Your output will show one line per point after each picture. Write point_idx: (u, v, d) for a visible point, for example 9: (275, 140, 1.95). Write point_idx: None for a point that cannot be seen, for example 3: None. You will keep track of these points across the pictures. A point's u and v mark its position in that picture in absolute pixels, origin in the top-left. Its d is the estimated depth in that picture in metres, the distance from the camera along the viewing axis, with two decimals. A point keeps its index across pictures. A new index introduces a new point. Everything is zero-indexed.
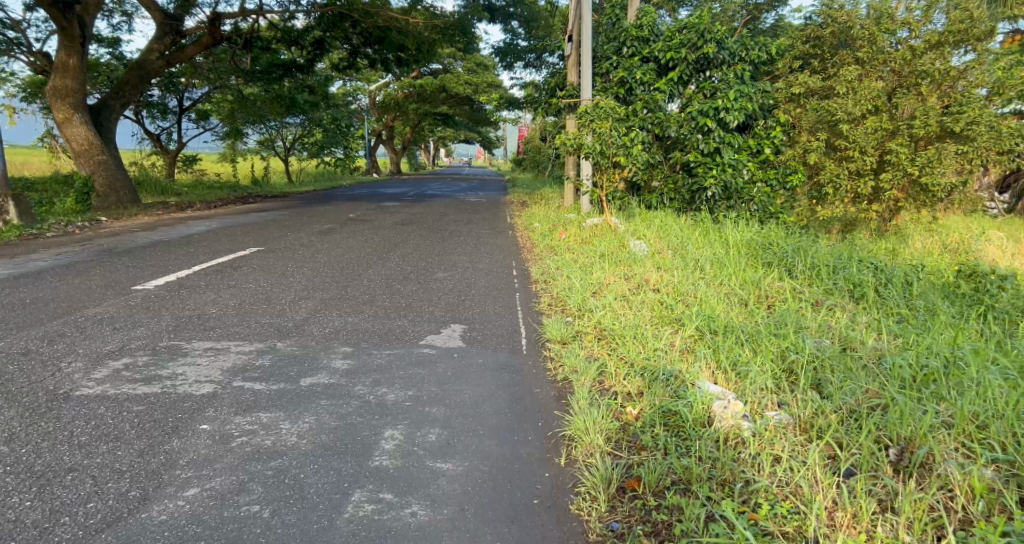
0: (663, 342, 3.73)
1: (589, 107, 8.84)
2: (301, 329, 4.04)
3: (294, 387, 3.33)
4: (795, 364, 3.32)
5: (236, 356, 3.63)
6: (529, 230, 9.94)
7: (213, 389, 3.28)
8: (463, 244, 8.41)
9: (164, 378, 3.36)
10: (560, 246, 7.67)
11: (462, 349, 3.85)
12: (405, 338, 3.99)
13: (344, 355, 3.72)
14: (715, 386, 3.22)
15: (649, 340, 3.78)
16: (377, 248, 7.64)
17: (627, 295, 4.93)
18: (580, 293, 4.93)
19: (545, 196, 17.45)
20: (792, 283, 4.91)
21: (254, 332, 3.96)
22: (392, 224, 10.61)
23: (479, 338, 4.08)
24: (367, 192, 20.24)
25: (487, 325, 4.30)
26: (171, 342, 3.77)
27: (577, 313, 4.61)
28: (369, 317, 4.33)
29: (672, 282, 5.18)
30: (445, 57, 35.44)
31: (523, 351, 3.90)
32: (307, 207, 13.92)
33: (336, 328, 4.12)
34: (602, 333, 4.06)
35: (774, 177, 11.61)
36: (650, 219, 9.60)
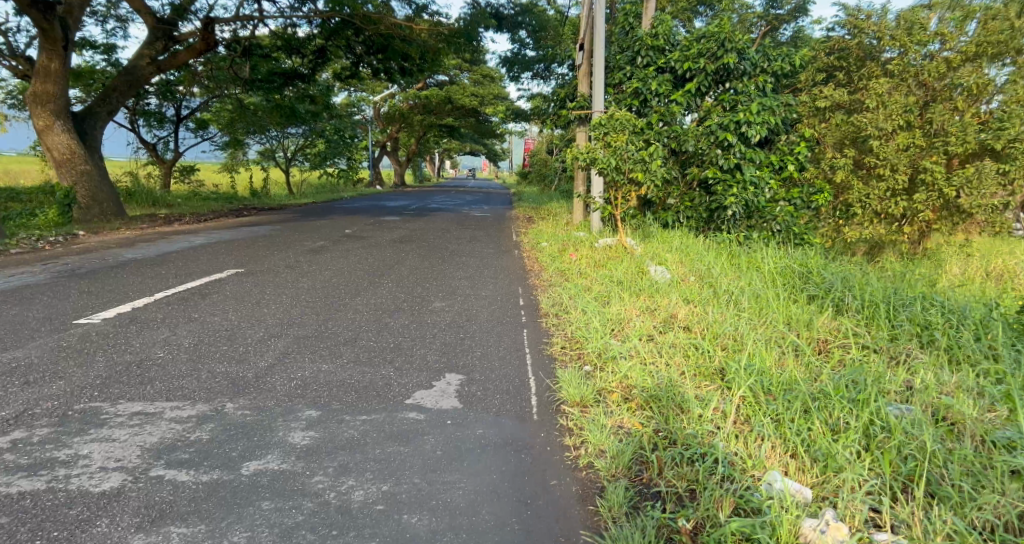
0: (710, 410, 3.04)
1: (604, 118, 8.20)
2: (258, 384, 3.35)
3: (232, 480, 2.65)
4: (888, 451, 2.69)
5: (167, 427, 2.96)
6: (537, 250, 9.25)
7: (119, 484, 2.61)
8: (465, 266, 7.74)
9: (60, 465, 2.69)
10: (572, 270, 6.97)
11: (457, 415, 3.14)
12: (386, 397, 3.28)
13: (306, 425, 3.02)
14: (796, 484, 2.59)
15: (695, 407, 3.08)
16: (370, 270, 6.98)
17: (654, 334, 4.23)
18: (599, 331, 4.24)
19: (552, 211, 16.79)
20: (849, 323, 4.25)
21: (199, 389, 3.27)
22: (391, 242, 9.94)
23: (478, 396, 3.36)
24: (369, 205, 19.64)
25: (487, 375, 3.59)
26: (89, 404, 3.10)
27: (594, 358, 3.87)
28: (348, 364, 3.63)
29: (704, 318, 4.48)
30: (451, 68, 35.11)
31: (533, 417, 3.19)
32: (303, 222, 13.28)
33: (305, 381, 3.42)
34: (630, 394, 3.35)
35: (798, 197, 11.11)
36: (668, 240, 8.93)
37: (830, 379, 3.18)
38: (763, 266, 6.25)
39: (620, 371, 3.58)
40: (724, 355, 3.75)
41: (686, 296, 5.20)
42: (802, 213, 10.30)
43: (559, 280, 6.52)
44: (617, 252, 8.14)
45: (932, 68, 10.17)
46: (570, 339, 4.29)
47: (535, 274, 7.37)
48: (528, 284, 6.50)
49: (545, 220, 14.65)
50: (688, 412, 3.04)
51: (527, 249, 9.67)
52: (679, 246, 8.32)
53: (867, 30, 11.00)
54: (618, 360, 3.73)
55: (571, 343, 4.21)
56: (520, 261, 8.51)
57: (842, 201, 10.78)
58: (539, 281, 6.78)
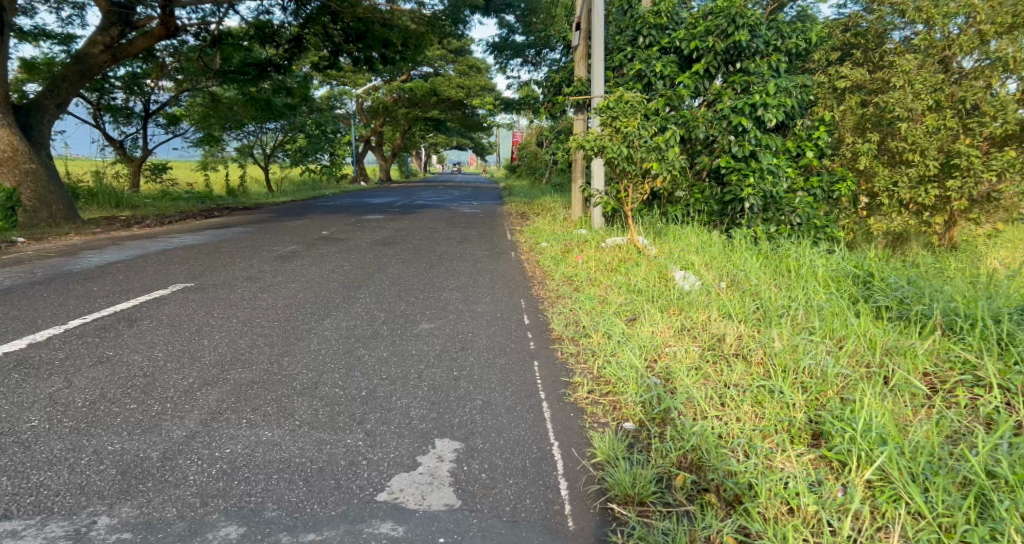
0: (849, 513, 2.30)
1: (611, 101, 7.20)
2: (160, 476, 2.49)
3: None
4: None
5: None
6: (536, 253, 8.30)
7: None
8: (458, 273, 6.75)
9: None
10: (584, 278, 6.03)
11: (452, 529, 2.27)
12: (351, 497, 2.40)
13: None
14: None
15: (810, 506, 2.32)
16: (347, 281, 5.98)
17: (709, 369, 3.37)
18: (634, 368, 3.39)
19: (546, 207, 15.82)
20: (941, 334, 3.62)
21: (64, 493, 2.39)
22: (372, 245, 8.90)
23: (480, 488, 2.48)
24: (352, 202, 18.65)
25: (491, 443, 2.74)
26: None
27: (637, 412, 3.03)
28: (300, 430, 2.77)
29: (764, 345, 3.60)
30: (436, 59, 34.17)
31: (572, 525, 2.33)
32: (277, 222, 12.23)
33: (230, 469, 2.54)
34: (698, 486, 2.54)
35: (818, 186, 9.87)
36: (686, 238, 7.90)
37: (978, 459, 2.42)
38: (800, 273, 5.34)
39: (677, 444, 2.75)
40: (807, 403, 2.92)
41: (729, 316, 4.36)
42: (831, 203, 9.35)
43: (569, 291, 5.57)
44: (629, 254, 7.17)
45: (965, 42, 9.52)
46: (598, 378, 3.43)
47: (540, 281, 6.42)
48: (533, 296, 5.54)
49: (540, 217, 13.66)
50: (791, 524, 2.28)
51: (527, 251, 8.72)
52: (697, 245, 7.43)
53: (886, 4, 10.32)
54: (680, 422, 2.87)
55: (603, 384, 3.34)
56: (519, 265, 7.52)
57: (870, 192, 10.21)
58: (543, 290, 5.82)
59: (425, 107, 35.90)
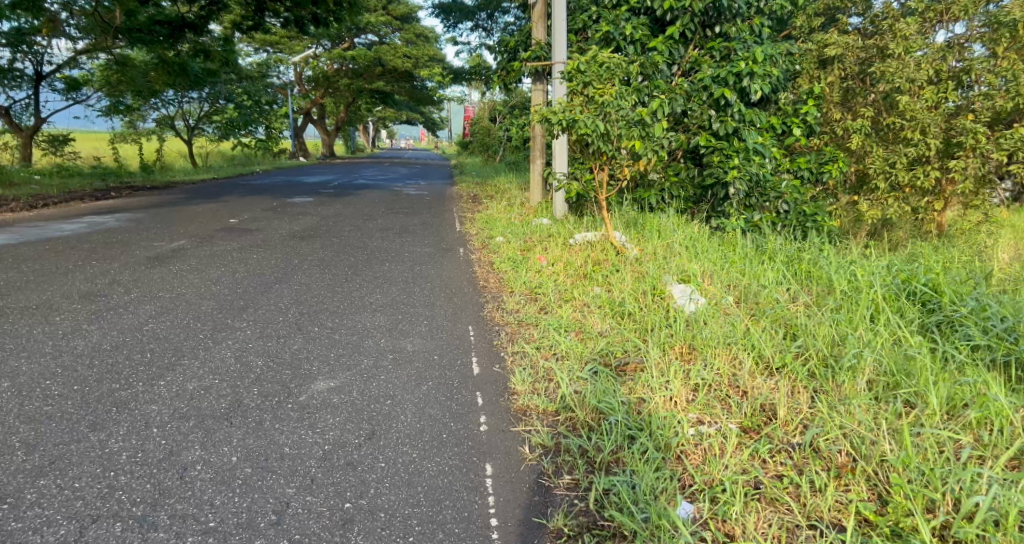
0: None
1: (581, 62, 5.74)
2: None
3: None
4: None
5: None
6: (487, 251, 6.82)
7: None
8: (391, 282, 5.27)
9: None
10: (551, 295, 4.66)
11: None
12: None
13: None
14: None
15: None
16: (232, 298, 4.44)
17: (788, 506, 2.20)
18: (661, 502, 2.19)
19: (501, 190, 14.33)
20: None
21: None
22: (286, 239, 7.29)
23: None
24: (283, 182, 16.80)
25: None
26: None
27: None
28: None
29: (852, 442, 2.43)
30: (380, 26, 32.17)
31: None
32: (182, 207, 10.42)
33: None
34: None
35: (805, 168, 8.69)
36: (666, 233, 6.56)
37: None
38: (831, 287, 4.08)
39: None
40: None
41: (762, 366, 3.11)
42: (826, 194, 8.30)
43: (533, 317, 4.15)
44: (603, 256, 5.79)
45: (969, 3, 8.33)
46: (598, 527, 2.16)
47: (495, 292, 5.04)
48: (484, 321, 4.15)
49: (493, 202, 12.17)
50: None
51: (478, 247, 7.25)
52: (681, 243, 6.12)
53: None
54: None
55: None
56: (469, 267, 6.07)
57: (859, 175, 9.15)
58: (495, 310, 4.43)
59: (370, 77, 33.76)
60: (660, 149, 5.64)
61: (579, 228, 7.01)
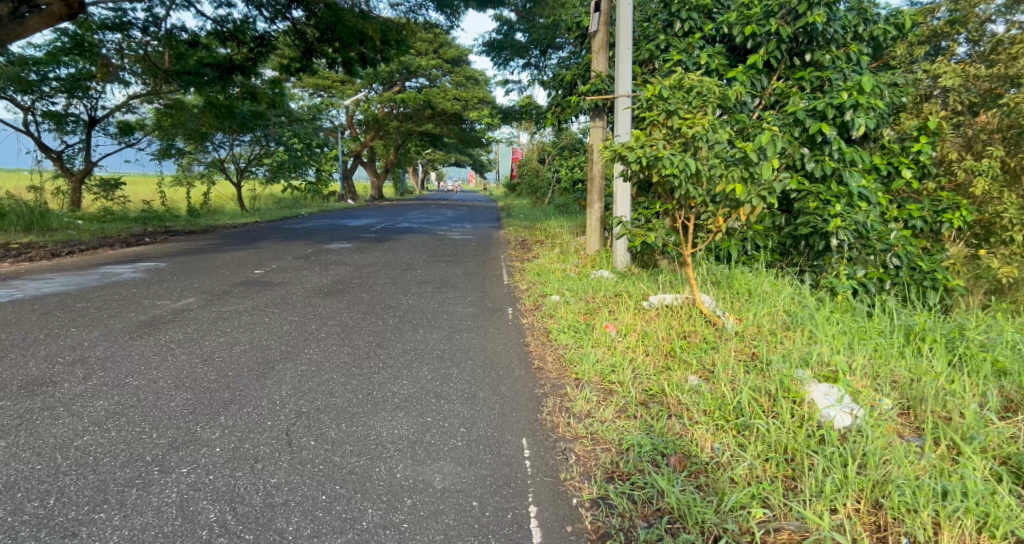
0: None
1: (665, 86, 4.68)
2: None
3: None
4: None
5: None
6: (542, 312, 5.70)
7: None
8: (426, 357, 4.25)
9: None
10: (633, 390, 3.56)
11: None
12: None
13: None
14: None
15: None
16: (217, 385, 3.47)
17: None
18: None
19: (551, 235, 13.29)
20: None
21: None
22: (309, 296, 6.36)
23: None
24: (326, 225, 16.22)
25: None
26: None
27: None
28: None
29: None
30: (430, 69, 32.25)
31: None
32: (209, 255, 9.69)
33: None
34: None
35: (918, 216, 7.39)
36: (766, 299, 5.36)
37: None
38: None
39: None
40: None
41: None
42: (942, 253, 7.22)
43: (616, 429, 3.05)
44: (691, 327, 4.67)
45: None
46: None
47: (559, 374, 3.97)
48: (543, 427, 3.09)
49: (544, 249, 11.10)
50: None
51: (531, 305, 6.15)
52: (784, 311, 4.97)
53: None
54: None
55: None
56: (521, 335, 4.97)
57: (979, 224, 7.81)
58: (556, 407, 3.36)
59: (420, 120, 33.68)
60: (769, 195, 4.37)
61: (655, 288, 5.88)
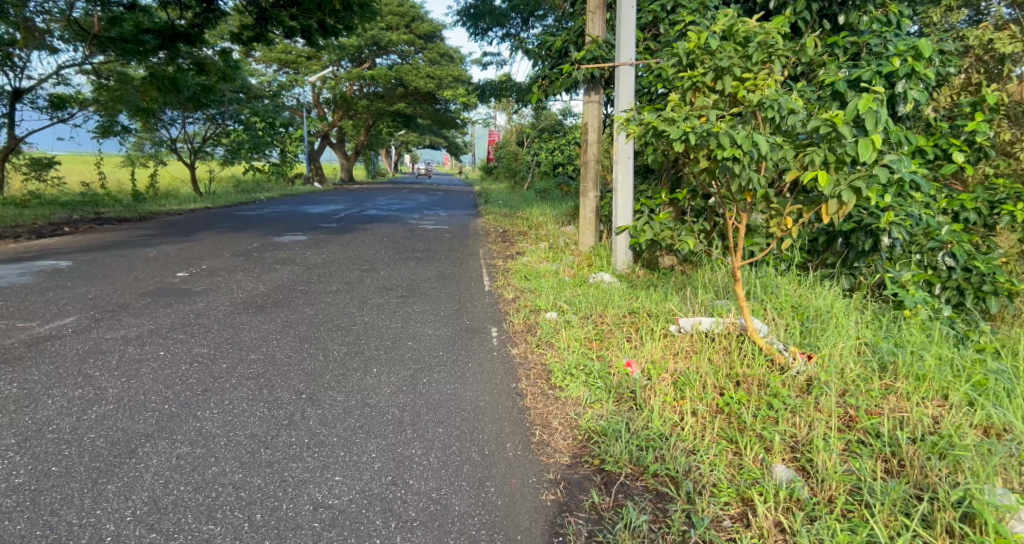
0: None
1: (711, 35, 3.40)
2: None
3: None
4: None
5: None
6: (536, 338, 4.40)
7: None
8: (377, 420, 2.96)
9: None
10: (693, 496, 2.38)
11: None
12: None
13: None
14: None
15: None
16: (14, 499, 2.23)
17: None
18: None
19: (535, 226, 11.99)
20: None
21: None
22: (234, 312, 4.97)
23: None
24: (285, 213, 14.69)
25: None
26: None
27: None
28: None
29: None
30: (402, 45, 30.54)
31: None
32: (133, 250, 8.20)
33: None
34: None
35: (976, 209, 6.16)
36: (830, 321, 4.11)
37: None
38: None
39: None
40: None
41: None
42: (1001, 251, 6.07)
43: None
44: (745, 369, 3.41)
45: None
46: None
47: (573, 456, 2.71)
48: None
49: (529, 244, 9.80)
50: None
51: (523, 325, 4.85)
52: (859, 339, 3.76)
53: None
54: None
55: None
56: (512, 376, 3.66)
57: None
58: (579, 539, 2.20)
59: (392, 99, 31.98)
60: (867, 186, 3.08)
61: (681, 304, 4.62)
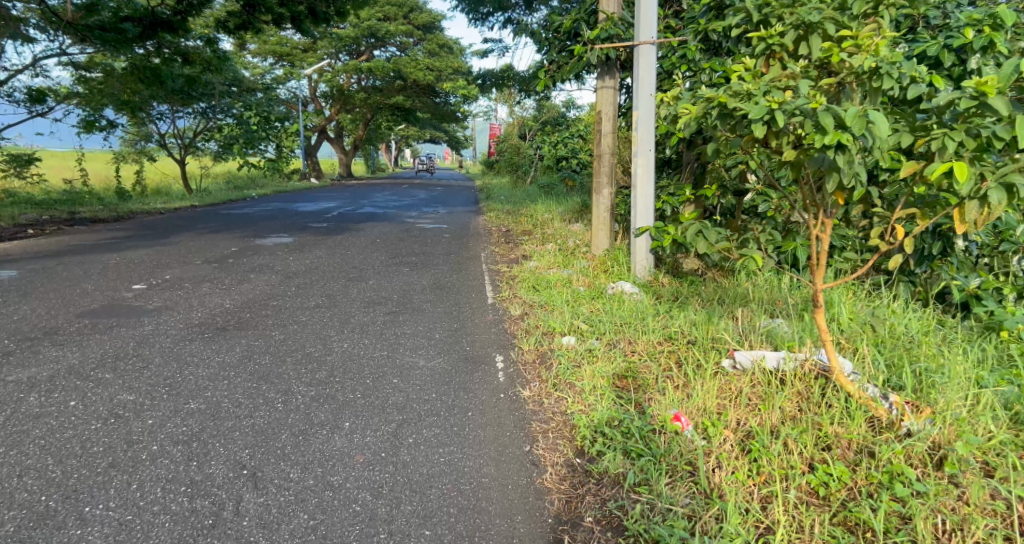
0: None
1: None
2: None
3: None
4: None
5: None
6: (551, 374, 3.53)
7: None
8: (338, 520, 2.18)
9: None
10: None
11: None
12: None
13: None
14: None
15: None
16: None
17: None
18: None
19: (540, 224, 11.15)
20: None
21: None
22: (186, 339, 4.13)
23: None
24: (274, 211, 13.86)
25: None
26: None
27: None
28: None
29: None
30: (399, 36, 29.66)
31: None
32: (95, 255, 7.36)
33: None
34: None
35: None
36: (928, 358, 3.19)
37: None
38: None
39: None
40: None
41: None
42: None
43: None
44: (833, 425, 2.60)
45: None
46: None
47: None
48: None
49: (535, 246, 8.96)
50: None
51: (536, 355, 4.00)
52: (976, 384, 2.87)
53: None
54: None
55: None
56: (524, 438, 2.81)
57: None
58: None
59: (390, 92, 31.10)
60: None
61: (732, 329, 3.78)
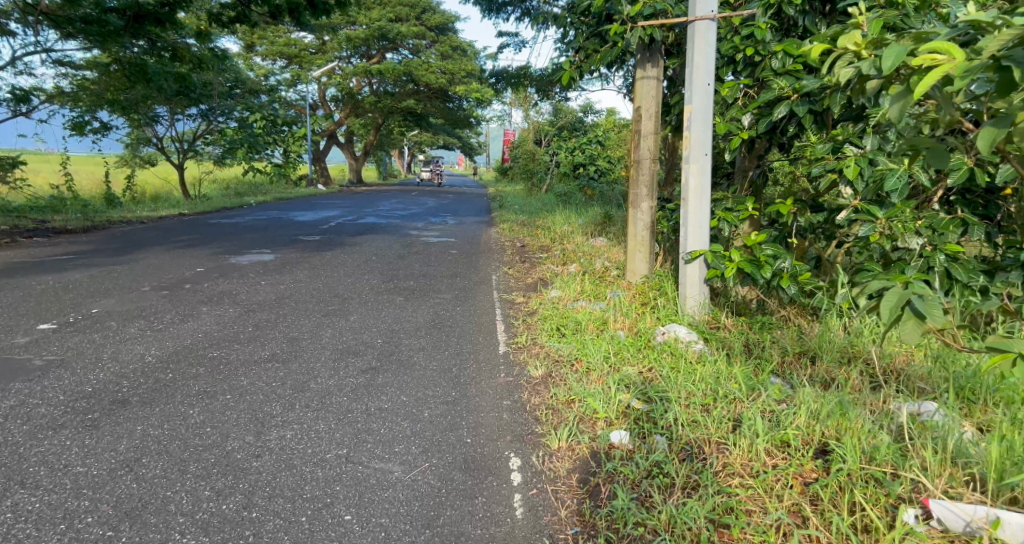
0: None
1: None
2: None
3: None
4: None
5: None
6: (602, 514, 2.21)
7: None
8: None
9: None
10: None
11: None
12: None
13: None
14: None
15: None
16: None
17: None
18: None
19: (559, 239, 9.79)
20: None
21: None
22: (52, 426, 2.81)
23: None
24: (267, 221, 12.60)
25: None
26: None
27: None
28: None
29: None
30: (412, 38, 28.55)
31: None
32: (26, 278, 6.09)
33: None
34: None
35: None
36: None
37: None
38: None
39: None
40: None
41: None
42: None
43: None
44: None
45: None
46: None
47: None
48: None
49: (556, 267, 7.58)
50: None
51: (573, 464, 2.61)
52: None
53: None
54: None
55: None
56: None
57: None
58: None
59: (402, 96, 29.94)
60: None
61: (886, 438, 2.40)
